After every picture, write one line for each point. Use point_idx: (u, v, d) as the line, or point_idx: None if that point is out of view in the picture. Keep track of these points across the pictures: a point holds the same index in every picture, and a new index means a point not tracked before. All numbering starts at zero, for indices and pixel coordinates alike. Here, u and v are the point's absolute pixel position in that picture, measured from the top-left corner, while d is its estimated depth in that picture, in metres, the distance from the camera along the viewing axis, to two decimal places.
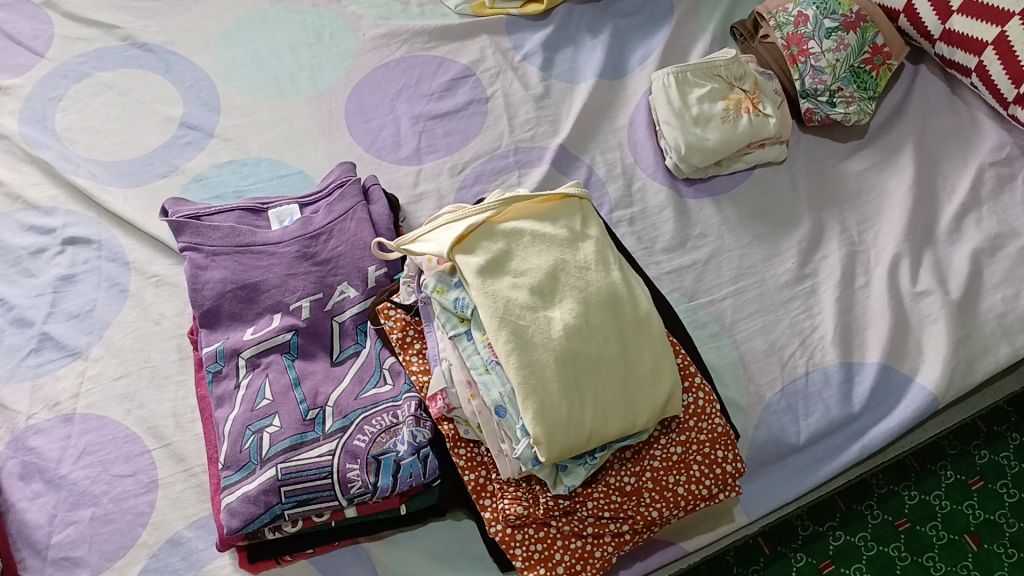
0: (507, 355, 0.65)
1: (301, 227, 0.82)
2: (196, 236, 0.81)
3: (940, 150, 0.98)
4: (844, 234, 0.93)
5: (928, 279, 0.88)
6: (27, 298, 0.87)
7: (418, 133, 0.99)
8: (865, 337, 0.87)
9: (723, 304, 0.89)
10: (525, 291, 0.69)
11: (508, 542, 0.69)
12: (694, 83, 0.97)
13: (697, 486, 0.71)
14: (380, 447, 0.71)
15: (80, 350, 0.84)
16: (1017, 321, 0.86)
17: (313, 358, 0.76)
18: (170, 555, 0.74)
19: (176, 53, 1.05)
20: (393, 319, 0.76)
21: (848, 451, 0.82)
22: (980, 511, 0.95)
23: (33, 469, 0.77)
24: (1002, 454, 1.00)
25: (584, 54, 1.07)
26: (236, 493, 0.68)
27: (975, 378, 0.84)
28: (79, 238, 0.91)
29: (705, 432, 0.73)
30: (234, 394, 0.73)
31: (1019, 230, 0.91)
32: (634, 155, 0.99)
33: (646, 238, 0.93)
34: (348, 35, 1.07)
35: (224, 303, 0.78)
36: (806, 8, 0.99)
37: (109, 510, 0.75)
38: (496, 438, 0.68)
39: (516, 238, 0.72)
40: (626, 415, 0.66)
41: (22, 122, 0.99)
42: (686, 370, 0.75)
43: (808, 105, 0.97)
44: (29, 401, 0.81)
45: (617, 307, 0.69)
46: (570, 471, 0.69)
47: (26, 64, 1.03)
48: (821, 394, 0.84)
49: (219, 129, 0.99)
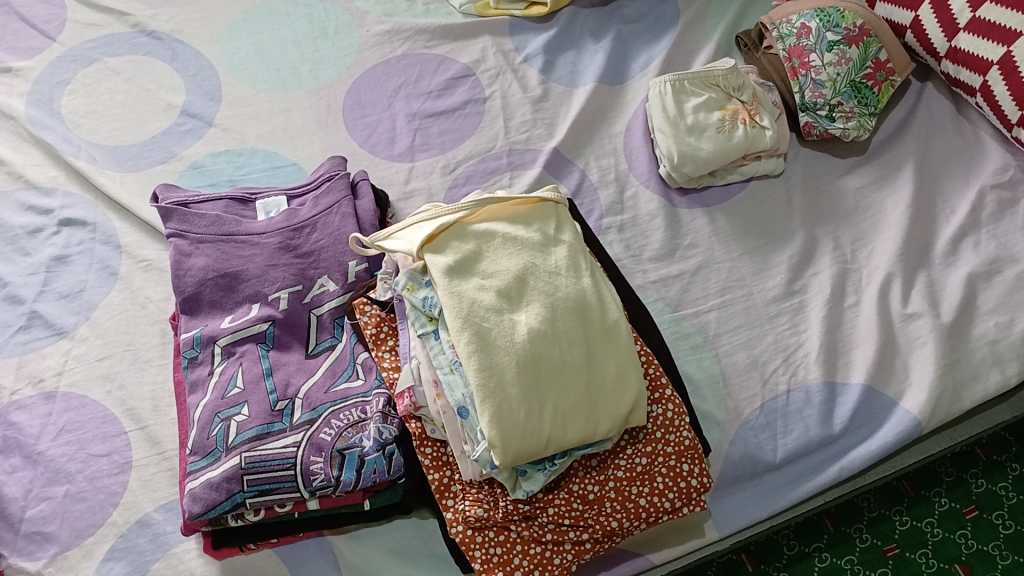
0: (468, 356, 0.65)
1: (286, 219, 0.82)
2: (182, 223, 0.82)
3: (942, 170, 0.96)
4: (837, 251, 0.91)
5: (919, 302, 0.86)
6: (21, 276, 0.89)
7: (414, 131, 0.99)
8: (850, 357, 0.85)
9: (707, 316, 0.87)
10: (492, 293, 0.69)
11: (468, 544, 0.69)
12: (691, 91, 0.97)
13: (659, 499, 0.71)
14: (346, 442, 0.71)
15: (67, 329, 0.86)
16: (1010, 349, 0.84)
17: (288, 350, 0.76)
18: (138, 536, 0.75)
19: (183, 43, 1.07)
20: (368, 314, 0.77)
21: (825, 473, 0.81)
22: (973, 541, 0.95)
23: (13, 444, 0.79)
24: (1001, 484, 0.99)
25: (586, 58, 1.06)
26: (199, 479, 0.69)
27: (962, 405, 0.82)
28: (74, 220, 0.93)
29: (672, 445, 0.72)
30: (207, 380, 0.74)
31: (1018, 255, 0.88)
32: (628, 161, 0.98)
33: (635, 246, 0.92)
34: (352, 31, 1.08)
35: (205, 290, 0.78)
36: (808, 20, 0.98)
37: (82, 488, 0.77)
38: (459, 439, 0.68)
39: (487, 239, 0.72)
40: (587, 423, 0.66)
41: (30, 104, 1.01)
42: (656, 381, 0.74)
43: (807, 119, 0.96)
44: (15, 377, 0.83)
45: (584, 313, 0.69)
46: (530, 476, 0.69)
47: (39, 47, 1.06)
48: (800, 412, 0.82)
49: (219, 119, 1.01)
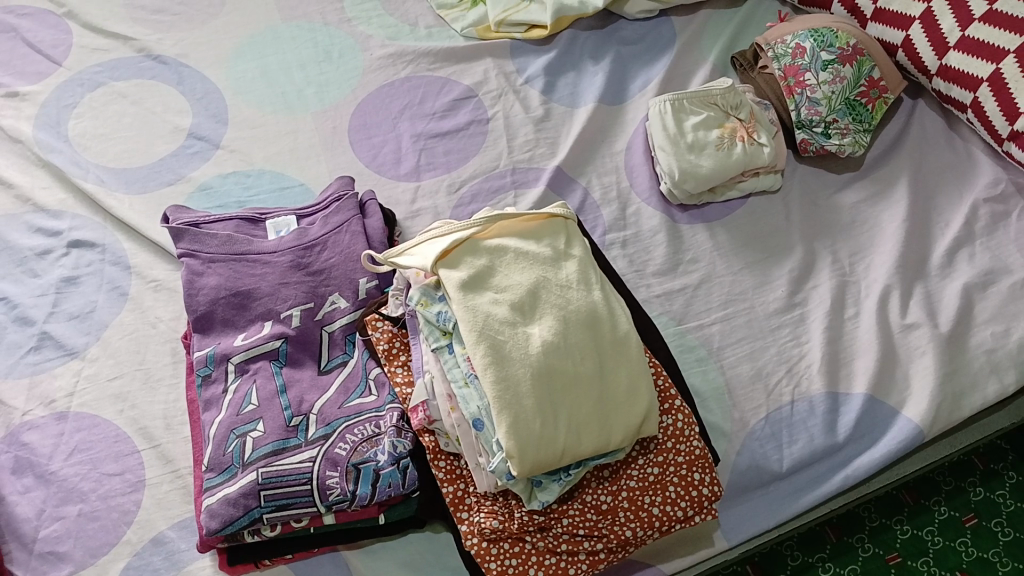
0: (484, 368, 0.67)
1: (296, 238, 0.83)
2: (194, 243, 0.83)
3: (935, 185, 0.98)
4: (836, 264, 0.93)
5: (918, 312, 0.89)
6: (30, 297, 0.90)
7: (419, 151, 1.01)
8: (852, 367, 0.87)
9: (711, 329, 0.89)
10: (505, 307, 0.70)
11: (483, 556, 0.70)
12: (691, 110, 0.99)
13: (672, 508, 0.72)
14: (361, 456, 0.72)
15: (77, 349, 0.87)
16: (1007, 357, 0.86)
17: (300, 366, 0.77)
18: (152, 554, 0.75)
19: (189, 66, 1.08)
20: (380, 330, 0.78)
21: (830, 482, 0.82)
22: (973, 549, 0.97)
23: (25, 464, 0.79)
24: (998, 492, 1.01)
25: (586, 79, 1.09)
26: (217, 495, 0.69)
27: (962, 413, 0.84)
28: (83, 242, 0.94)
29: (683, 454, 0.73)
30: (222, 398, 0.75)
31: (1012, 266, 0.91)
32: (630, 179, 1.00)
33: (638, 261, 0.94)
34: (356, 54, 1.10)
35: (217, 309, 0.80)
36: (803, 40, 1.01)
37: (95, 508, 0.77)
38: (473, 451, 0.69)
39: (500, 254, 0.74)
40: (601, 433, 0.67)
41: (38, 127, 1.02)
42: (666, 392, 0.76)
43: (803, 136, 0.99)
44: (26, 398, 0.83)
45: (596, 325, 0.70)
46: (545, 486, 0.70)
47: (46, 72, 1.07)
48: (805, 422, 0.84)
49: (226, 141, 1.02)
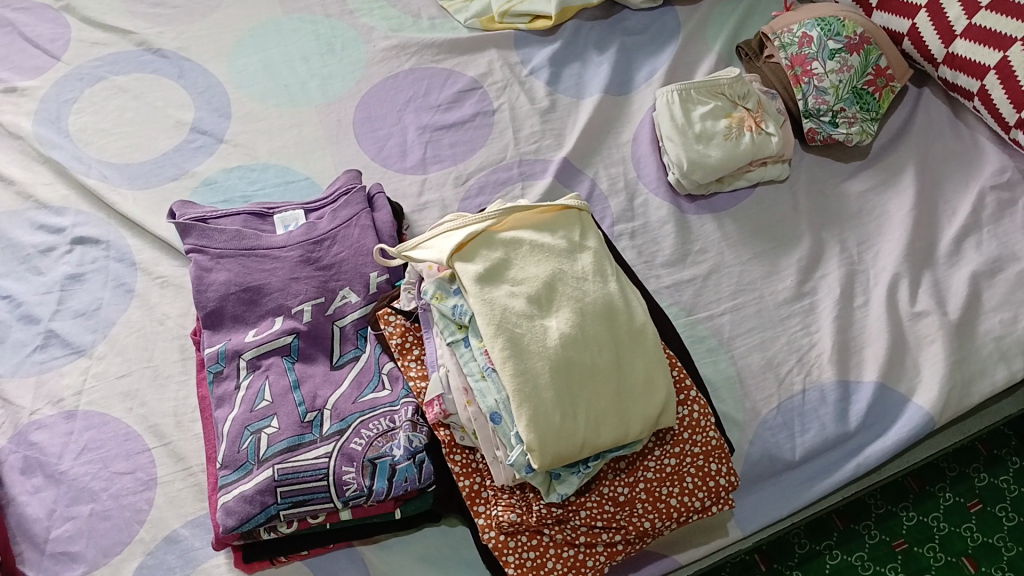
0: (502, 362, 0.66)
1: (305, 232, 0.83)
2: (202, 238, 0.82)
3: (941, 173, 0.99)
4: (844, 253, 0.94)
5: (926, 300, 0.89)
6: (35, 295, 0.89)
7: (425, 144, 1.00)
8: (862, 355, 0.87)
9: (721, 319, 0.89)
10: (522, 300, 0.70)
11: (501, 549, 0.70)
12: (698, 100, 0.99)
13: (689, 498, 0.72)
14: (376, 451, 0.71)
15: (84, 347, 0.86)
16: (1015, 344, 0.86)
17: (312, 362, 0.77)
18: (166, 552, 0.75)
19: (190, 60, 1.07)
20: (393, 324, 0.77)
21: (842, 470, 0.82)
22: (978, 534, 0.97)
23: (35, 463, 0.79)
24: (1002, 477, 1.01)
25: (591, 70, 1.08)
26: (233, 492, 0.69)
27: (971, 400, 0.84)
28: (87, 238, 0.93)
29: (699, 445, 0.73)
30: (234, 394, 0.74)
31: (1019, 254, 0.91)
32: (637, 170, 1.00)
33: (647, 252, 0.93)
34: (359, 47, 1.09)
35: (227, 305, 0.79)
36: (810, 29, 1.00)
37: (107, 507, 0.76)
38: (491, 445, 0.69)
39: (515, 247, 0.73)
40: (619, 425, 0.67)
41: (37, 123, 1.01)
42: (681, 383, 0.76)
43: (810, 125, 0.98)
44: (33, 397, 0.82)
45: (612, 317, 0.70)
46: (564, 479, 0.69)
47: (44, 67, 1.06)
48: (817, 411, 0.84)
49: (230, 135, 1.01)
